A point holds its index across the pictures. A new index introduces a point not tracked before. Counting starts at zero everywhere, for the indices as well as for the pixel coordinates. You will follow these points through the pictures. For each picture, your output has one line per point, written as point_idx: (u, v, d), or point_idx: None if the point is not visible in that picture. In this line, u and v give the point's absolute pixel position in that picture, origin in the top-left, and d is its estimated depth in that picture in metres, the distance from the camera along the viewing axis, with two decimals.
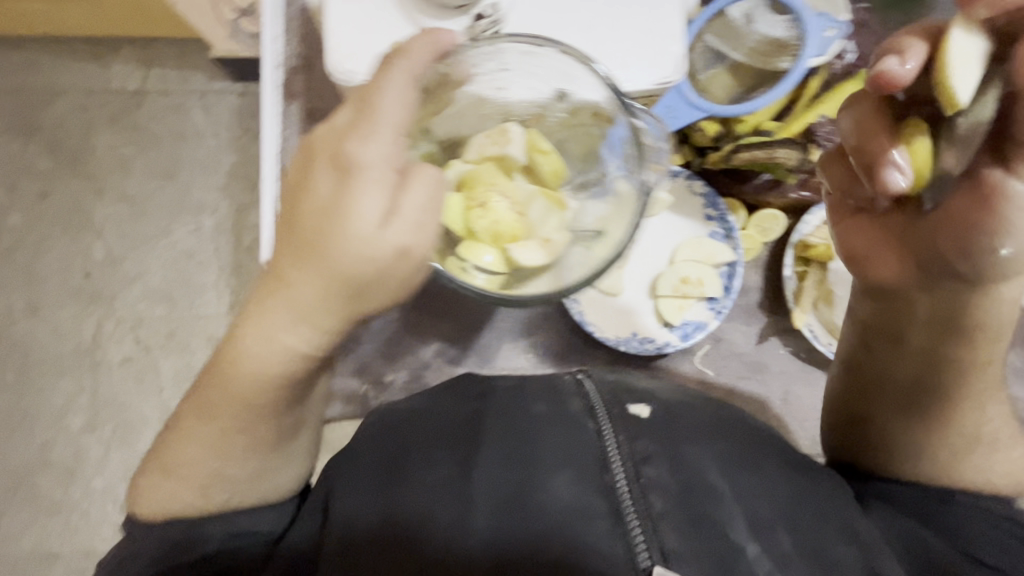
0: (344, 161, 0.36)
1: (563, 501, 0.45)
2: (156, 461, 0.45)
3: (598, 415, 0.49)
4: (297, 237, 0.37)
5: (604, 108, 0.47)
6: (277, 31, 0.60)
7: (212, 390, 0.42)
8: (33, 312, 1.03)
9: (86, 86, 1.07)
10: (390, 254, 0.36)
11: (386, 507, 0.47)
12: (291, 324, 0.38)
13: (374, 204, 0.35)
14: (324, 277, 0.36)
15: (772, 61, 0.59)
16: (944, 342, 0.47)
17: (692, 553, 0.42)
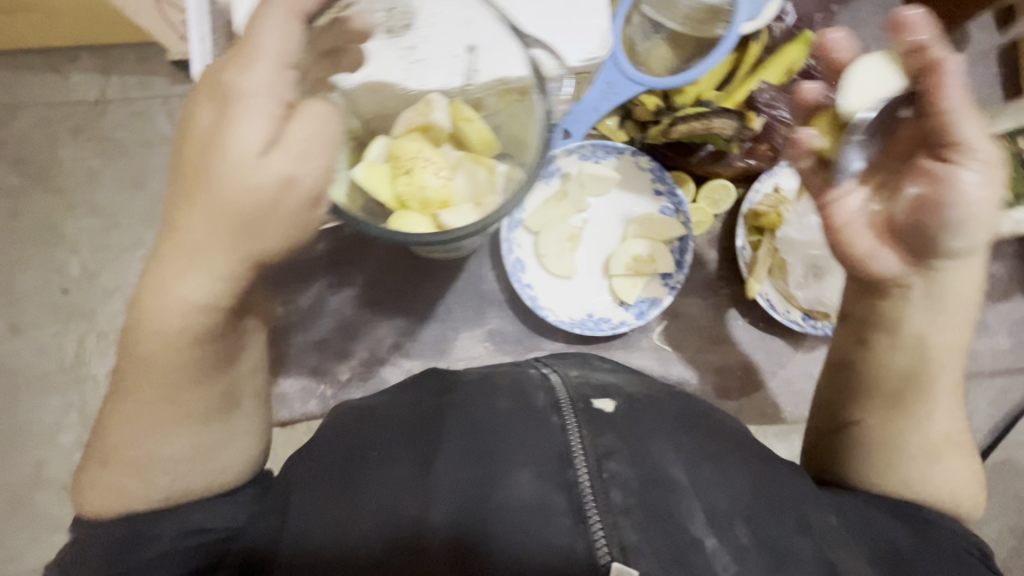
0: (224, 97, 0.36)
1: (522, 500, 0.39)
2: (93, 455, 0.43)
3: (564, 408, 0.44)
4: (183, 173, 0.37)
5: (520, 82, 0.45)
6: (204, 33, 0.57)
7: (124, 350, 0.41)
8: (14, 332, 1.07)
9: (47, 100, 1.10)
10: (273, 182, 0.36)
11: (334, 515, 0.40)
12: (186, 272, 0.38)
13: (254, 131, 0.35)
14: (211, 211, 0.36)
15: (709, 29, 0.61)
16: (930, 326, 0.44)
17: (651, 547, 0.37)
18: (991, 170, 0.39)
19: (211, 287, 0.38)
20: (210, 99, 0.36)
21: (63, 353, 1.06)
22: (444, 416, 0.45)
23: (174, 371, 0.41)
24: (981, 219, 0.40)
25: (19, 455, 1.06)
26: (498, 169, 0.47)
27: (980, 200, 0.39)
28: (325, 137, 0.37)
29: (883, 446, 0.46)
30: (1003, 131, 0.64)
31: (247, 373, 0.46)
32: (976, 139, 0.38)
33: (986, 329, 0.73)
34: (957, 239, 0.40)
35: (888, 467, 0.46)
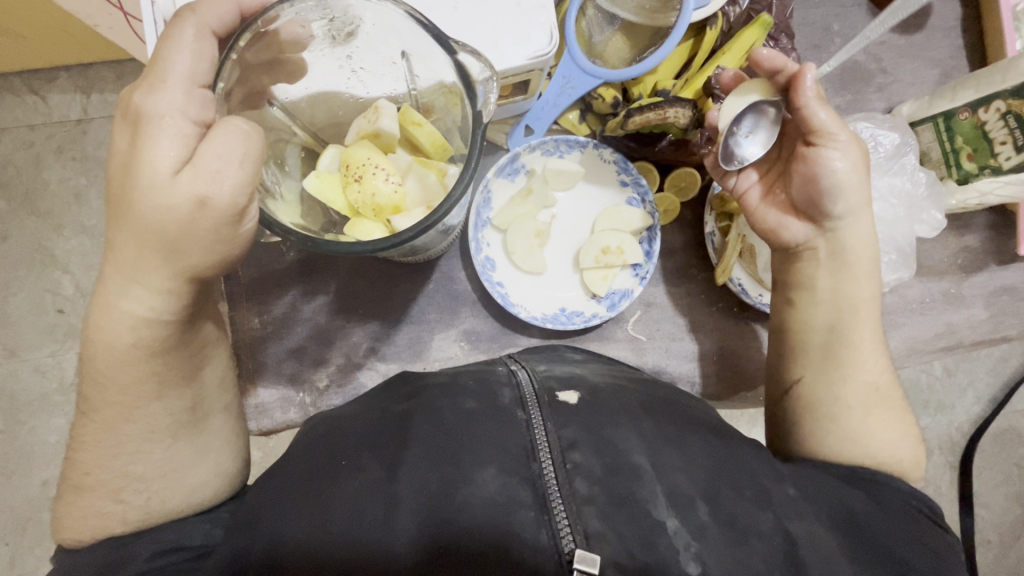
0: (139, 123, 0.37)
1: (486, 498, 0.37)
2: (68, 482, 0.44)
3: (529, 404, 0.42)
4: (111, 198, 0.39)
5: (455, 86, 0.45)
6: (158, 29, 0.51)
7: (85, 371, 0.43)
8: (12, 355, 1.10)
9: (27, 122, 1.13)
10: (187, 201, 0.36)
11: (303, 529, 0.38)
12: (128, 288, 0.41)
13: (169, 152, 0.36)
14: (137, 232, 0.38)
15: (661, 18, 0.61)
16: (842, 280, 0.53)
17: (615, 534, 0.35)
18: (851, 147, 0.51)
19: (154, 302, 0.41)
20: (130, 127, 0.37)
21: (63, 373, 1.10)
22: (410, 420, 0.43)
23: (131, 389, 0.43)
24: (854, 184, 0.52)
25: (25, 476, 1.09)
26: (448, 173, 0.47)
27: (849, 170, 0.51)
28: (238, 154, 0.37)
29: (822, 407, 0.51)
30: (964, 104, 0.63)
31: (212, 384, 0.48)
32: (834, 130, 0.51)
33: (963, 302, 0.73)
34: (842, 201, 0.52)
35: (828, 424, 0.51)
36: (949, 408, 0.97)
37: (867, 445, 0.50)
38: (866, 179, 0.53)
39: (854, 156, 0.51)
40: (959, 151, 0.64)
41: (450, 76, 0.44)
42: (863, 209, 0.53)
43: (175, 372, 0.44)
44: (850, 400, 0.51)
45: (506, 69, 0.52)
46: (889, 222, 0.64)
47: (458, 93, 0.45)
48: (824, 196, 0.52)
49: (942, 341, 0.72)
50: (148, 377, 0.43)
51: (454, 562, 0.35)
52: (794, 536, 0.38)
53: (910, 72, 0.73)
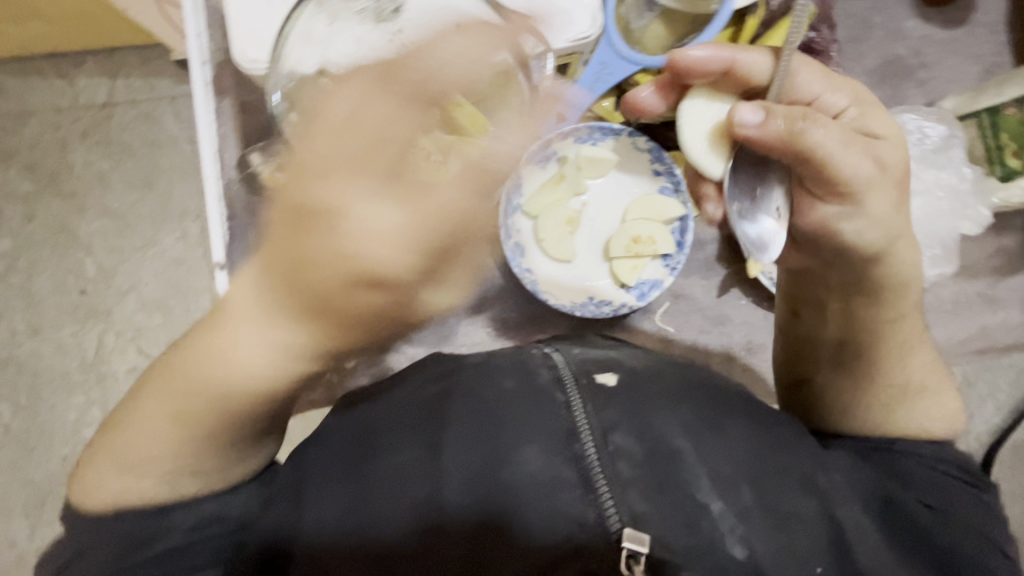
0: (334, 190, 0.34)
1: (532, 476, 0.39)
2: (110, 455, 0.42)
3: (568, 385, 0.43)
4: (300, 241, 0.35)
5: (508, 61, 0.47)
6: (199, 26, 0.61)
7: (175, 367, 0.40)
8: (35, 333, 1.13)
9: (54, 105, 1.15)
10: (396, 264, 0.34)
11: (352, 502, 0.42)
12: (271, 323, 0.37)
13: (389, 208, 0.35)
14: (299, 277, 0.35)
15: (703, 5, 0.60)
16: (855, 306, 0.51)
17: (659, 515, 0.37)
18: (873, 193, 0.45)
19: (279, 332, 0.37)
20: (319, 178, 0.35)
21: (84, 353, 1.12)
22: (450, 398, 0.45)
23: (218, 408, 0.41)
24: (883, 226, 0.47)
25: (45, 453, 1.11)
26: None
27: (866, 221, 0.46)
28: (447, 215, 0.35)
29: (843, 401, 0.51)
30: (1010, 99, 0.61)
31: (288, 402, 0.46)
32: (841, 181, 0.44)
33: (1004, 305, 0.70)
34: (862, 248, 0.48)
35: (856, 407, 0.51)
36: (974, 417, 0.96)
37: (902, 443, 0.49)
38: (899, 213, 0.47)
39: (881, 202, 0.46)
40: (1004, 148, 0.63)
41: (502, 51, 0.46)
42: (900, 238, 0.48)
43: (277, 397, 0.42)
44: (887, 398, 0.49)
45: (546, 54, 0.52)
46: (929, 215, 0.66)
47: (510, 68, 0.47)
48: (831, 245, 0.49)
49: (975, 344, 0.71)
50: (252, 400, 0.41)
51: (509, 539, 0.38)
52: (838, 519, 0.40)
53: (951, 69, 0.71)
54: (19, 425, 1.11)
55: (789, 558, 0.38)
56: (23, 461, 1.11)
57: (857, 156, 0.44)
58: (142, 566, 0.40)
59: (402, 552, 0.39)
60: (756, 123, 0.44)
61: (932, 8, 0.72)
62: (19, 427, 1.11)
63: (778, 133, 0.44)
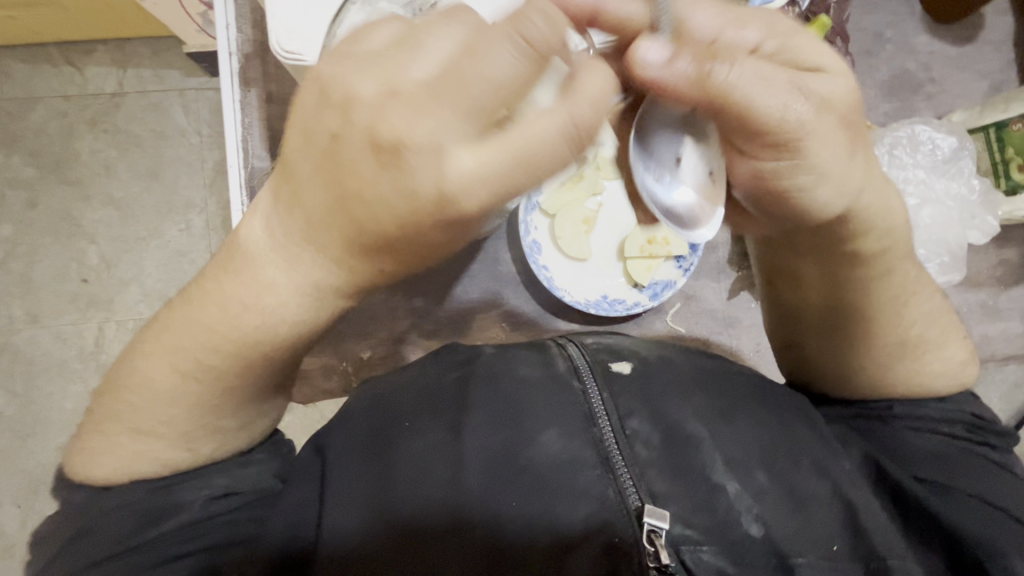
0: (396, 123, 0.28)
1: (554, 457, 0.41)
2: (122, 423, 0.42)
3: (584, 373, 0.45)
4: (341, 169, 0.30)
5: None
6: (230, 19, 0.63)
7: (198, 314, 0.39)
8: (34, 320, 1.13)
9: (63, 92, 1.15)
10: (461, 202, 0.29)
11: (376, 487, 0.42)
12: (298, 263, 0.34)
13: (462, 147, 0.28)
14: (348, 217, 0.31)
15: None
16: (833, 268, 0.47)
17: (678, 492, 0.39)
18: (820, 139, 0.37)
19: (318, 276, 0.34)
20: (365, 115, 0.29)
21: (84, 341, 1.13)
22: (469, 383, 0.45)
23: (244, 354, 0.39)
24: (843, 180, 0.40)
25: (39, 441, 1.11)
26: None
27: (820, 177, 0.39)
28: (534, 164, 0.29)
29: (835, 369, 0.51)
30: (1016, 115, 0.64)
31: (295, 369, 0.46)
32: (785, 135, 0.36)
33: (1002, 316, 0.72)
34: (825, 206, 0.41)
35: (855, 377, 0.50)
36: None
37: None
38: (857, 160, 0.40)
39: (834, 150, 0.38)
40: (1009, 162, 0.66)
41: None
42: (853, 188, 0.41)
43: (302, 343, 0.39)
44: (894, 369, 0.49)
45: None
46: (939, 224, 0.66)
47: None
48: (786, 204, 0.41)
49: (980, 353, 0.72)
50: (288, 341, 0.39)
51: (529, 514, 0.39)
52: (852, 501, 0.42)
53: (959, 84, 0.73)
54: (13, 412, 1.11)
55: (806, 539, 0.40)
56: (16, 449, 1.11)
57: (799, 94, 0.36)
58: (153, 543, 0.39)
59: (424, 529, 0.40)
60: (663, 61, 0.35)
61: (942, 26, 0.73)
62: (13, 414, 1.11)
63: (686, 79, 0.35)
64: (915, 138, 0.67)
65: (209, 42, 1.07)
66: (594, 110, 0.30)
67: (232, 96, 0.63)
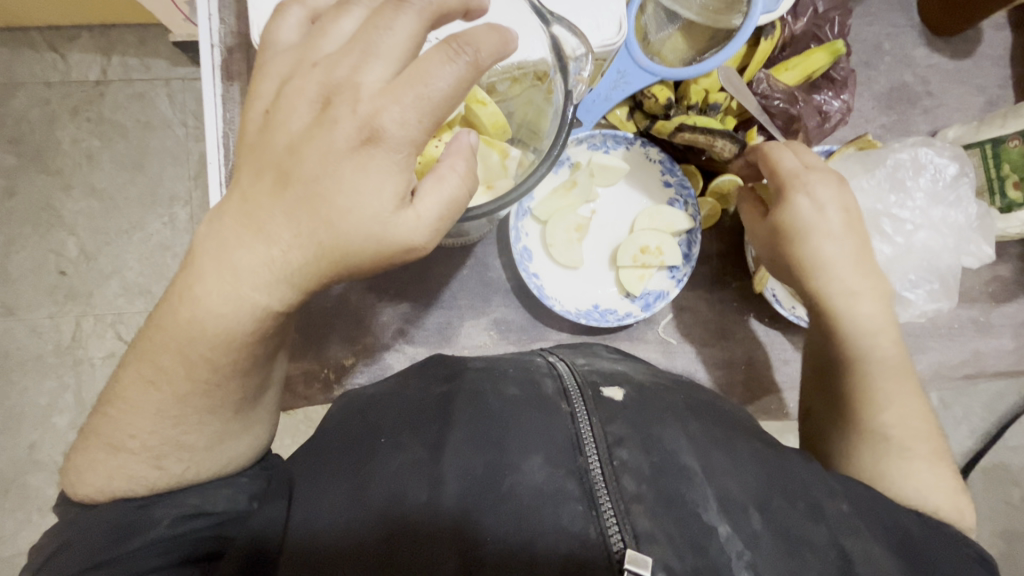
0: (323, 79, 0.35)
1: (537, 487, 0.38)
2: (100, 438, 0.41)
3: (573, 396, 0.43)
4: (273, 151, 0.36)
5: (544, 64, 0.46)
6: (212, 9, 0.60)
7: (167, 318, 0.38)
8: (9, 313, 1.09)
9: (44, 79, 1.12)
10: (360, 132, 0.34)
11: (352, 519, 0.39)
12: (247, 241, 0.35)
13: (375, 75, 0.34)
14: (279, 170, 0.35)
15: (725, 19, 0.60)
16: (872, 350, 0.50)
17: (664, 534, 0.36)
18: (834, 217, 0.51)
19: (280, 257, 0.35)
20: (290, 85, 0.37)
21: (61, 335, 1.10)
22: (453, 401, 0.44)
23: (215, 358, 0.38)
24: (826, 255, 0.51)
25: (12, 438, 1.08)
26: (511, 155, 0.46)
27: (815, 234, 0.51)
28: (428, 88, 0.33)
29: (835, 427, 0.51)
30: (1014, 132, 0.64)
31: (274, 368, 0.45)
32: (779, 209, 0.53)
33: (995, 331, 0.71)
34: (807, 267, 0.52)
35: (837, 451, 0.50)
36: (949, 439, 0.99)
37: (920, 477, 0.47)
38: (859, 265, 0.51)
39: (807, 224, 0.51)
40: (1005, 179, 0.64)
41: (542, 57, 0.46)
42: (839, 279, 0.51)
43: (262, 340, 0.38)
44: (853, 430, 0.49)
45: (598, 46, 0.52)
46: (936, 248, 0.64)
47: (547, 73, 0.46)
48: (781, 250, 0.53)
49: (971, 368, 0.71)
50: (252, 339, 0.38)
51: (499, 538, 0.37)
52: (848, 553, 0.39)
53: (957, 97, 0.72)
54: None
55: None
56: None
57: (825, 188, 0.51)
58: (118, 560, 0.37)
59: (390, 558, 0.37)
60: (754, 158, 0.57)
61: (940, 39, 0.73)
62: None
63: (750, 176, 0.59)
64: (918, 161, 0.65)
65: (195, 32, 1.04)
66: (490, 32, 0.35)
67: (213, 89, 0.60)
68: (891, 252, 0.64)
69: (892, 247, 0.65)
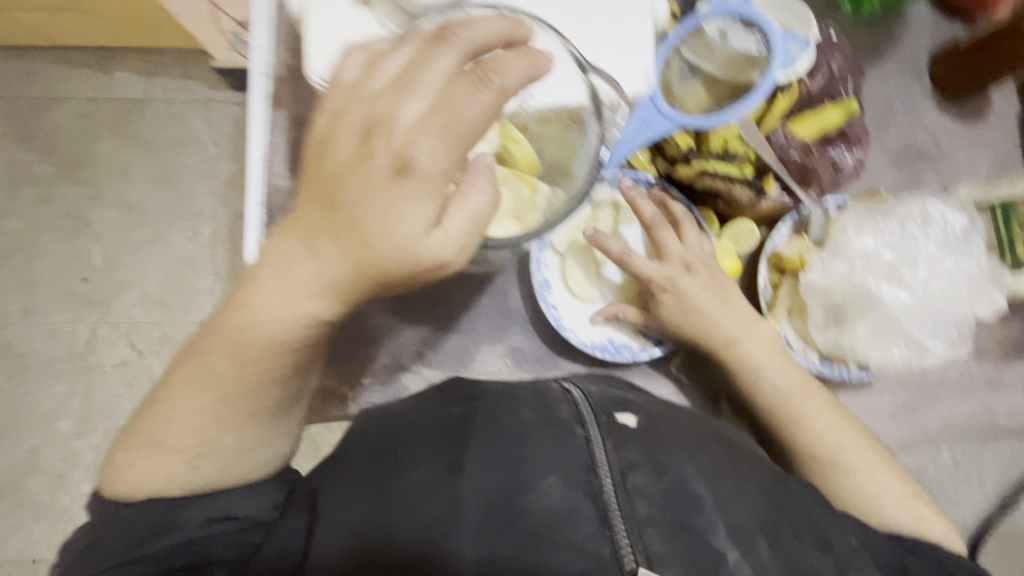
0: (365, 115, 0.39)
1: (553, 506, 0.39)
2: (144, 436, 0.43)
3: (588, 422, 0.44)
4: (324, 174, 0.38)
5: (578, 107, 0.49)
6: (267, 41, 0.63)
7: (222, 325, 0.41)
8: (29, 316, 1.13)
9: (87, 95, 1.18)
10: (391, 162, 0.37)
11: (370, 531, 0.39)
12: (302, 256, 0.38)
13: (412, 109, 0.37)
14: (328, 194, 0.38)
15: (744, 74, 0.64)
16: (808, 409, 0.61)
17: (676, 556, 0.37)
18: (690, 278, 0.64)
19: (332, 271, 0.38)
20: (338, 119, 0.40)
21: (74, 341, 1.13)
22: (471, 420, 0.45)
23: (261, 361, 0.40)
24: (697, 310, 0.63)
25: (15, 440, 1.10)
26: (540, 190, 0.50)
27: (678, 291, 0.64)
28: (456, 123, 0.36)
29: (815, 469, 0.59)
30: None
31: (309, 379, 0.47)
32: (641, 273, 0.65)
33: (1008, 389, 0.71)
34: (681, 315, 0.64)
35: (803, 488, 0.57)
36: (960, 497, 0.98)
37: None
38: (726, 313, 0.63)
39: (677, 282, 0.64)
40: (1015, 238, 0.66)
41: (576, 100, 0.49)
42: (708, 312, 0.63)
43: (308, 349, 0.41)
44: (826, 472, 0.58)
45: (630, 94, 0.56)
46: (950, 297, 0.66)
47: (580, 115, 0.49)
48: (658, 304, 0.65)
49: (977, 425, 0.71)
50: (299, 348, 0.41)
51: (516, 555, 0.37)
52: None
53: (967, 158, 0.75)
54: None
55: None
56: None
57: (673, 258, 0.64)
58: (147, 558, 0.39)
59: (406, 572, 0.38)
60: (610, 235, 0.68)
61: (952, 100, 0.75)
62: None
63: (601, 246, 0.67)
64: (926, 213, 0.67)
65: (238, 60, 1.09)
66: (516, 66, 0.38)
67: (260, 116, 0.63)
68: (902, 302, 0.66)
69: (905, 298, 0.66)
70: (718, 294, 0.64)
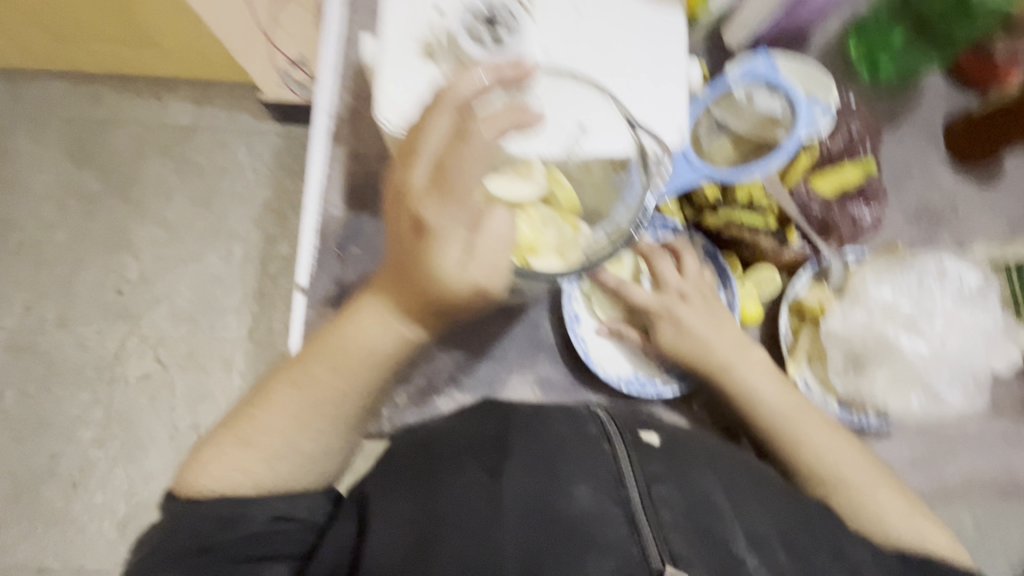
0: (395, 184, 0.48)
1: (587, 510, 0.43)
2: (230, 434, 0.48)
3: (614, 437, 0.47)
4: (407, 212, 0.45)
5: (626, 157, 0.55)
6: (333, 87, 0.70)
7: (328, 340, 0.48)
8: (63, 324, 1.19)
9: (140, 121, 1.27)
10: (411, 225, 0.45)
11: (419, 530, 0.43)
12: (396, 287, 0.46)
13: (420, 175, 0.45)
14: (405, 235, 0.45)
15: (769, 133, 0.69)
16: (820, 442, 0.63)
17: (701, 559, 0.41)
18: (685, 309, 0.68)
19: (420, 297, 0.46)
20: (395, 178, 0.48)
21: (103, 351, 1.18)
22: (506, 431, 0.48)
23: (356, 371, 0.48)
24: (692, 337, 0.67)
25: (35, 445, 1.15)
26: (581, 230, 0.56)
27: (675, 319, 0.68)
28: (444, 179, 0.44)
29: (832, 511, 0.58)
30: None
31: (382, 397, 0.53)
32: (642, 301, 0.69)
33: None
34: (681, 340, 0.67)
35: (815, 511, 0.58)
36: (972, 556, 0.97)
37: None
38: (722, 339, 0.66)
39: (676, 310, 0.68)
40: None
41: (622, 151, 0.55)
42: (703, 337, 0.66)
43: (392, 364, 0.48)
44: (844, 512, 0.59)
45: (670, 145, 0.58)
46: (966, 349, 0.68)
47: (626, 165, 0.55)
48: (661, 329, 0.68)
49: (995, 481, 0.72)
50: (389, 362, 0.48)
51: (558, 555, 0.40)
52: None
53: (981, 219, 0.78)
54: (23, 412, 1.16)
55: None
56: (15, 449, 1.14)
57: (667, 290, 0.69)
58: (221, 547, 0.43)
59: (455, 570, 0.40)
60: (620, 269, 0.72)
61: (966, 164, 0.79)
62: (22, 414, 1.16)
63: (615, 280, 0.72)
64: (942, 269, 0.71)
65: (285, 94, 1.17)
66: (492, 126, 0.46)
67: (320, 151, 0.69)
68: (921, 352, 0.68)
69: (923, 347, 0.69)
70: (714, 320, 0.67)
